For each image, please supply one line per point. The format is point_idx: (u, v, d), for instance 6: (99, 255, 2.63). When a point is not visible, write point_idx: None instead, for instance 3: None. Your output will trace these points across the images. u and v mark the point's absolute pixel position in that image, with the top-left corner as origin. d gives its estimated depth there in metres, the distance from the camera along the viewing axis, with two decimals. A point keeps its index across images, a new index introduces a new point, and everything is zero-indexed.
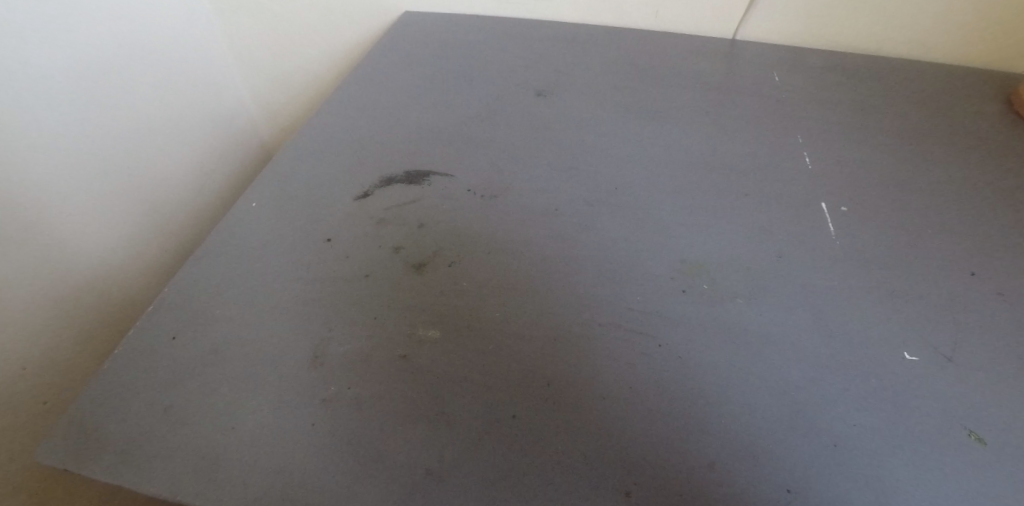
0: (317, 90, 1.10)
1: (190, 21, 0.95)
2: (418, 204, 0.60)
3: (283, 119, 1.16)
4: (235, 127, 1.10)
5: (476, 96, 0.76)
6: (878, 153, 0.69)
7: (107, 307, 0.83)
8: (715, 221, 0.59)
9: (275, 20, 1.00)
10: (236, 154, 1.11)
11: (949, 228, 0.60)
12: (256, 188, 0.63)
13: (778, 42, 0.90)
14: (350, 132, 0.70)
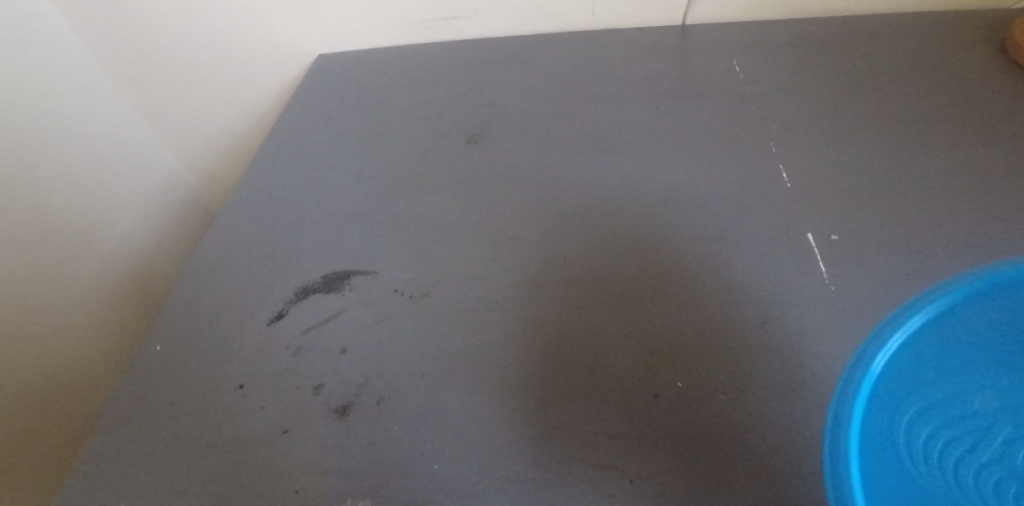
0: (248, 147, 0.92)
1: (68, 85, 0.76)
2: (340, 317, 0.51)
3: (225, 183, 0.95)
4: (167, 202, 0.92)
5: (400, 155, 0.66)
6: (867, 142, 0.59)
7: (53, 403, 0.73)
8: (687, 278, 0.50)
9: (175, 68, 0.81)
10: (172, 231, 0.92)
11: (965, 233, 0.50)
12: (158, 323, 0.54)
13: (735, 20, 0.80)
14: (262, 229, 0.61)
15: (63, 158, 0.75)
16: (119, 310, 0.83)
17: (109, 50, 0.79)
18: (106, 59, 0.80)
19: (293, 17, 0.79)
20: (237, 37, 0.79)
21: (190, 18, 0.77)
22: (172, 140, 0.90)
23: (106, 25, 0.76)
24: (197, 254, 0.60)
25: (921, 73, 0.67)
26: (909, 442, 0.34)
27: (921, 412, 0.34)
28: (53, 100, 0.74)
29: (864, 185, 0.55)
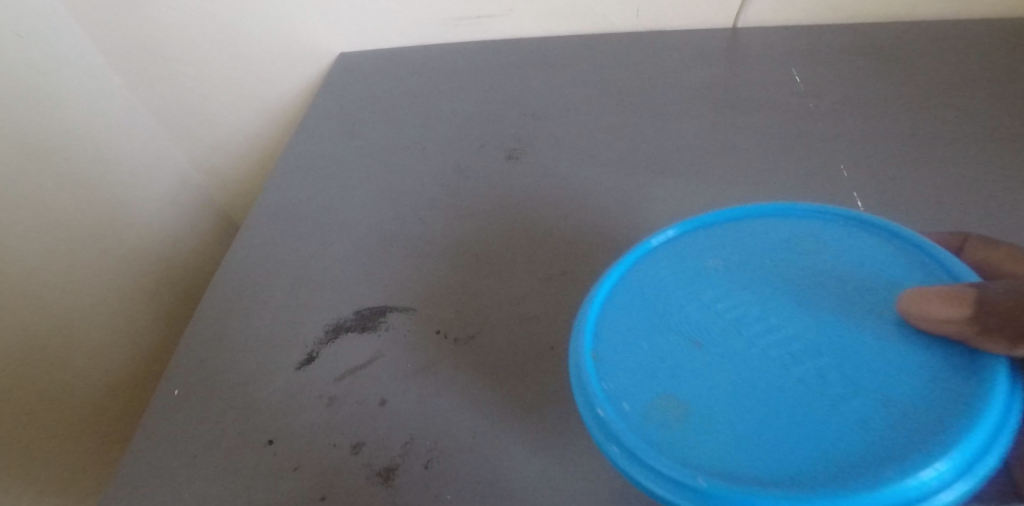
0: (268, 153, 0.87)
1: (81, 84, 0.71)
2: (378, 362, 0.46)
3: (239, 187, 0.90)
4: (182, 207, 0.85)
5: (435, 172, 0.62)
6: (951, 161, 0.54)
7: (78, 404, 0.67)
8: None
9: (191, 68, 0.77)
10: (189, 236, 0.85)
11: None
12: (175, 363, 0.49)
13: (789, 22, 0.74)
14: (287, 253, 0.56)
15: (81, 150, 0.69)
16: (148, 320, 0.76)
17: (120, 45, 0.74)
18: (118, 55, 0.75)
19: (314, 12, 0.75)
20: (259, 32, 0.75)
21: (212, 12, 0.72)
22: (183, 143, 0.85)
23: (120, 17, 0.71)
24: (216, 282, 0.55)
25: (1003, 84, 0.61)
26: (757, 358, 0.33)
27: (758, 326, 0.35)
28: (63, 93, 0.68)
29: (955, 213, 0.50)
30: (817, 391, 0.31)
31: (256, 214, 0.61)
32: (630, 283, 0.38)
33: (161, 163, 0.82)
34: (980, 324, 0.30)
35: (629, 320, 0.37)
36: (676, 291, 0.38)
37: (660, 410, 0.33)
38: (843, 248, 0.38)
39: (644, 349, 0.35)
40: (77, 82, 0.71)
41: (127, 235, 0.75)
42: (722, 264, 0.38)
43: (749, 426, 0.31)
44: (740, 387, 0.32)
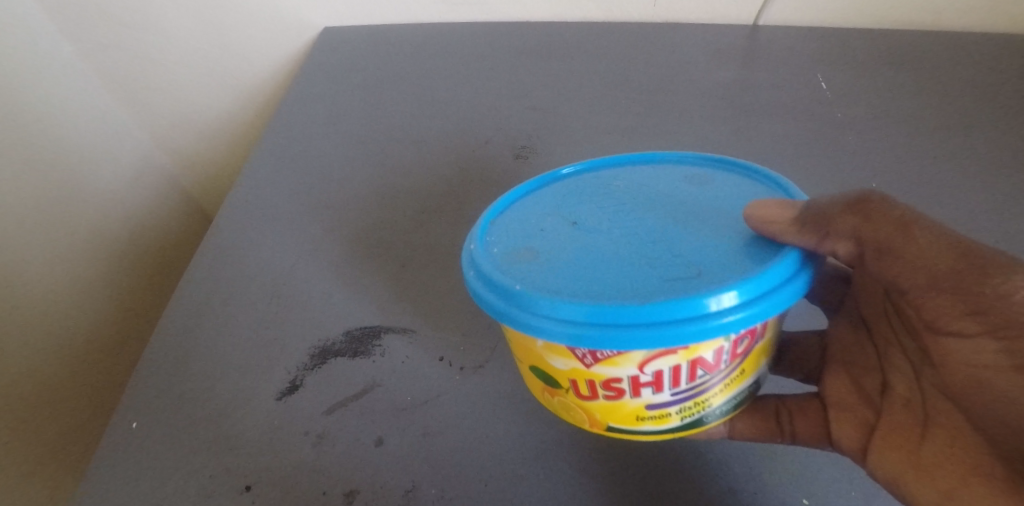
0: (243, 132, 0.81)
1: (30, 46, 0.67)
2: (370, 393, 0.40)
3: (207, 168, 0.84)
4: (143, 184, 0.78)
5: (435, 170, 0.56)
6: (997, 176, 0.50)
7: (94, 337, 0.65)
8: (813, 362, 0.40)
9: (153, 35, 0.73)
10: (155, 215, 0.79)
11: None
12: (136, 388, 0.43)
13: (812, 23, 0.69)
14: (267, 259, 0.50)
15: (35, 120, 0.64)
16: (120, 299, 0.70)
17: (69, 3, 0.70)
18: (64, 13, 0.71)
19: None
20: None
21: None
22: (143, 118, 0.79)
23: None
24: (184, 291, 0.49)
25: None
26: (623, 250, 0.29)
27: (631, 228, 0.30)
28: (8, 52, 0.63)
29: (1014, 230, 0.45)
30: (673, 277, 0.27)
31: (230, 212, 0.55)
32: (530, 199, 0.34)
33: (121, 136, 0.77)
34: (808, 226, 0.28)
35: (521, 217, 0.33)
36: (553, 189, 0.35)
37: (515, 259, 0.29)
38: (732, 185, 0.33)
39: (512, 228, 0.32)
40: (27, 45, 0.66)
41: (92, 214, 0.68)
42: (595, 177, 0.36)
43: (578, 270, 0.28)
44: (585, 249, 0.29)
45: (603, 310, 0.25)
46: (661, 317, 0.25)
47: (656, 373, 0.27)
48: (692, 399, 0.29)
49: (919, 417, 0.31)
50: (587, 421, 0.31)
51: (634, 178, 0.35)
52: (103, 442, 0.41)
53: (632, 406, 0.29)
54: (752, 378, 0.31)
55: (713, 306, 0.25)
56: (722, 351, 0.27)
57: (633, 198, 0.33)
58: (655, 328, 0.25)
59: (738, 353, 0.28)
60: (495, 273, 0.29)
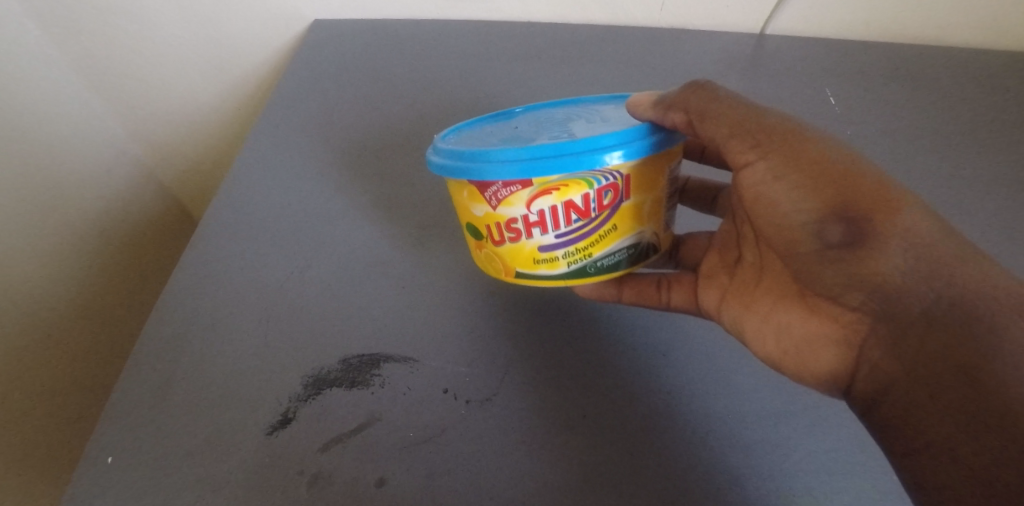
0: (227, 125, 0.77)
1: None
2: (370, 428, 0.39)
3: (188, 163, 0.81)
4: (116, 178, 0.74)
5: (433, 181, 0.53)
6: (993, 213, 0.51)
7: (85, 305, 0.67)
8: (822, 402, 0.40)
9: (129, 23, 0.68)
10: (128, 211, 0.75)
11: None
12: (111, 417, 0.40)
13: (819, 34, 0.68)
14: (254, 275, 0.47)
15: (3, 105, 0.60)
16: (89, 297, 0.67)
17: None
18: None
19: None
20: None
21: None
22: (118, 107, 0.75)
23: None
24: (162, 308, 0.45)
25: None
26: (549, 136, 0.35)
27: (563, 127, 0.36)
28: None
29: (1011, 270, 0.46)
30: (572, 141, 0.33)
31: (212, 220, 0.51)
32: (499, 117, 0.40)
33: (90, 126, 0.72)
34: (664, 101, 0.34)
35: (486, 126, 0.39)
36: (507, 114, 0.40)
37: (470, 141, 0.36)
38: None
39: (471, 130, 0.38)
40: None
41: (66, 212, 0.65)
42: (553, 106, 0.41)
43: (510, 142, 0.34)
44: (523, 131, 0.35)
45: (510, 150, 0.32)
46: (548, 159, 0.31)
47: (542, 212, 0.33)
48: (575, 244, 0.34)
49: (757, 272, 0.36)
50: (498, 269, 0.37)
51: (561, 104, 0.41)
52: (75, 479, 0.38)
53: (528, 246, 0.35)
54: (634, 242, 0.36)
55: (601, 157, 0.31)
56: (598, 198, 0.33)
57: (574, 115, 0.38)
58: (540, 163, 0.31)
59: (605, 204, 0.33)
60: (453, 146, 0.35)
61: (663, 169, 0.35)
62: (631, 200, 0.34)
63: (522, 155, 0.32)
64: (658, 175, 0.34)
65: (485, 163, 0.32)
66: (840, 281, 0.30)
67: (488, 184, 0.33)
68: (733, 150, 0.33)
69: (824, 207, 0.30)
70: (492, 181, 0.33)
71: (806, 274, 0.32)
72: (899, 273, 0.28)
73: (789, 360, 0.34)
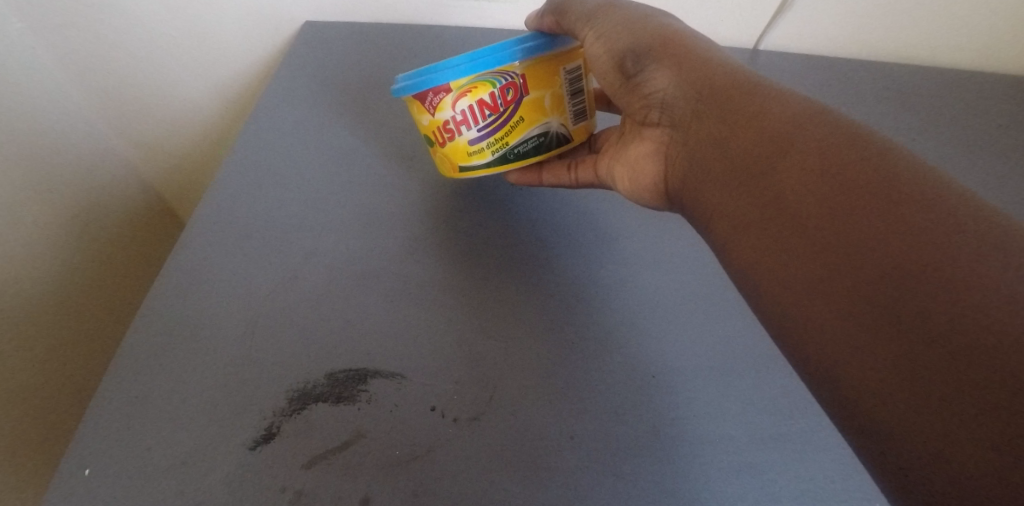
0: (214, 127, 0.77)
1: None
2: (355, 445, 0.38)
3: (175, 164, 0.81)
4: (95, 176, 0.74)
5: (424, 192, 0.53)
6: None
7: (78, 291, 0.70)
8: (805, 424, 0.40)
9: (120, 27, 0.66)
10: (107, 209, 0.76)
11: None
12: (87, 428, 0.39)
13: (811, 52, 0.68)
14: (238, 284, 0.46)
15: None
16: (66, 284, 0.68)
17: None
18: None
19: None
20: None
21: None
22: (104, 109, 0.74)
23: None
24: (144, 314, 0.45)
25: None
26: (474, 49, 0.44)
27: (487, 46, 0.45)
28: None
29: None
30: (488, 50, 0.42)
31: (198, 225, 0.50)
32: None
33: (70, 122, 0.71)
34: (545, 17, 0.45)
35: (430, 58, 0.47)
36: None
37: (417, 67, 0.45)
38: None
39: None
40: None
41: (42, 211, 0.65)
42: None
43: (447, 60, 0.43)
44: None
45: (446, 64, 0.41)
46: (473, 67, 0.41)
47: (464, 111, 0.42)
48: (493, 136, 0.44)
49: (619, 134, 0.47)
50: (445, 167, 0.46)
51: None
52: (50, 489, 0.37)
53: (461, 143, 0.44)
54: (542, 129, 0.45)
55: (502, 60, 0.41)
56: (507, 96, 0.42)
57: None
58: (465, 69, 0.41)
59: (508, 100, 0.42)
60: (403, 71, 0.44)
61: (557, 68, 0.43)
62: (531, 95, 0.43)
63: (460, 64, 0.41)
64: (551, 74, 0.43)
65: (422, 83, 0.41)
66: (640, 107, 0.41)
67: (427, 92, 0.42)
68: (573, 32, 0.43)
69: (617, 49, 0.40)
70: (431, 88, 0.41)
71: (632, 115, 0.42)
72: (674, 89, 0.38)
73: (640, 191, 0.43)
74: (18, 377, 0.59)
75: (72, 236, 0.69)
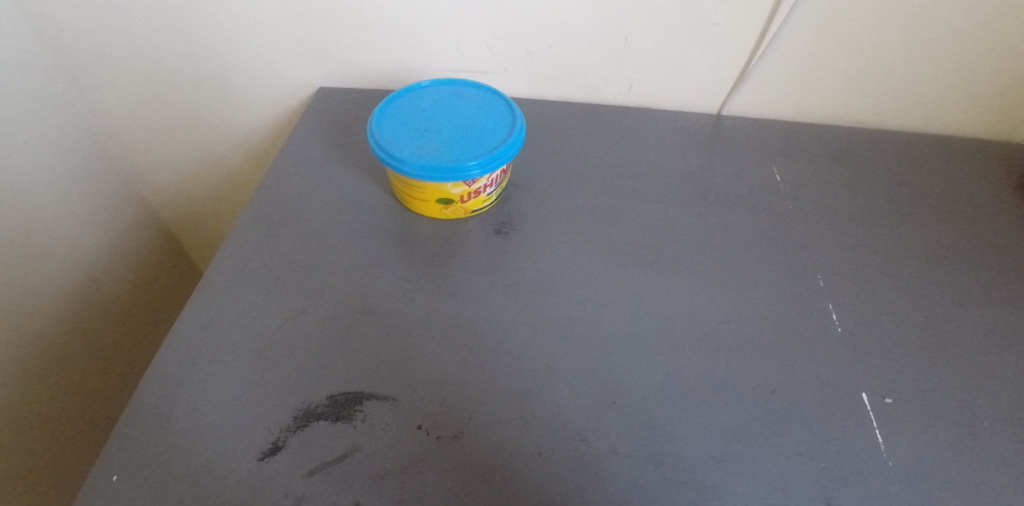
0: (229, 183, 0.92)
1: (32, 95, 0.73)
2: (351, 457, 0.45)
3: (184, 203, 0.96)
4: (108, 219, 0.88)
5: (419, 239, 0.60)
6: (897, 290, 0.59)
7: (99, 308, 0.88)
8: (737, 448, 0.47)
9: (150, 94, 0.79)
10: (120, 247, 0.91)
11: (994, 416, 0.51)
12: (117, 444, 0.45)
13: (769, 116, 0.76)
14: (253, 318, 0.53)
15: (34, 169, 0.74)
16: (76, 308, 0.83)
17: (78, 57, 0.74)
18: (66, 60, 0.75)
19: (293, 44, 0.72)
20: (238, 53, 0.73)
21: (182, 30, 0.71)
22: (129, 156, 0.88)
23: (81, 23, 0.71)
24: (166, 342, 0.51)
25: (960, 213, 0.66)
26: (445, 141, 0.59)
27: (447, 130, 0.60)
28: (20, 109, 0.71)
29: (911, 344, 0.55)
30: (461, 150, 0.57)
31: (217, 266, 0.57)
32: (394, 112, 0.61)
33: (99, 168, 0.86)
34: None
35: (396, 127, 0.60)
36: (398, 109, 0.62)
37: (398, 149, 0.57)
38: (488, 99, 0.64)
39: (395, 141, 0.58)
40: (31, 94, 0.73)
41: (60, 255, 0.79)
42: (420, 96, 0.64)
43: (428, 151, 0.57)
44: (440, 146, 0.58)
45: (503, 159, 0.57)
46: (505, 160, 0.58)
47: (460, 190, 0.58)
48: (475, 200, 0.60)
49: None
50: (436, 213, 0.62)
51: (431, 100, 0.63)
52: (83, 493, 0.43)
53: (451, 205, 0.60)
54: (501, 189, 0.62)
55: (481, 161, 0.56)
56: (497, 177, 0.60)
57: (444, 112, 0.62)
58: (504, 160, 0.57)
59: (492, 180, 0.59)
60: (394, 160, 0.57)
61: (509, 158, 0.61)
62: (503, 175, 0.60)
63: (496, 163, 0.57)
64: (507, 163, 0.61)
65: (469, 168, 0.56)
66: None
67: (456, 183, 0.57)
68: None
69: None
70: (478, 179, 0.57)
71: None
72: None
73: None
74: (43, 379, 0.78)
75: (88, 297, 0.86)
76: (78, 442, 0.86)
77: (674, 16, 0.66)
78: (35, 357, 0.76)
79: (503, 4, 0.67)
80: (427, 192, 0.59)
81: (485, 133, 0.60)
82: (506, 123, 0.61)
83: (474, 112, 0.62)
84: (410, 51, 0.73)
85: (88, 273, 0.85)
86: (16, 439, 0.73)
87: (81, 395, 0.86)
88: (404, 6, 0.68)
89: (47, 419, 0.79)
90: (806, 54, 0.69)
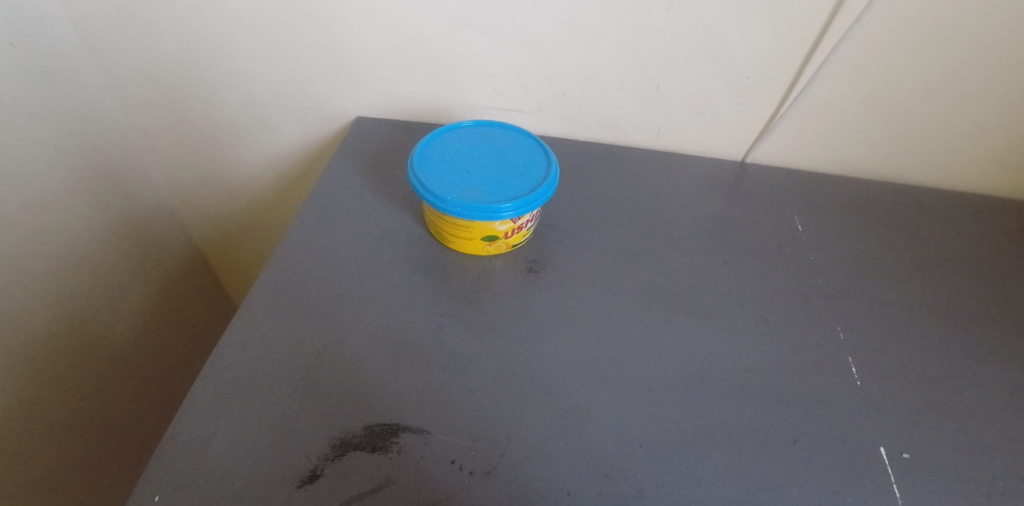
0: (265, 206, 0.94)
1: (78, 112, 0.76)
2: (386, 488, 0.46)
3: (214, 219, 0.98)
4: (140, 235, 0.90)
5: (453, 273, 0.62)
6: (915, 342, 0.60)
7: (129, 322, 0.90)
8: (757, 495, 0.48)
9: (194, 115, 0.82)
10: (151, 262, 0.93)
11: (1011, 474, 0.52)
12: (159, 465, 0.47)
13: (793, 166, 0.78)
14: (290, 345, 0.54)
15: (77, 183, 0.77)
16: (108, 319, 0.85)
17: (127, 79, 0.78)
18: (114, 81, 0.78)
19: (336, 74, 0.75)
20: (283, 81, 0.76)
21: (230, 57, 0.74)
22: (166, 171, 0.90)
23: (132, 46, 0.74)
24: (208, 366, 0.53)
25: (977, 270, 0.68)
26: (479, 181, 0.61)
27: (482, 170, 0.62)
28: (68, 126, 0.75)
29: (930, 399, 0.56)
30: (495, 192, 0.60)
31: (257, 291, 0.59)
32: (433, 148, 0.64)
33: (136, 183, 0.88)
34: None
35: (435, 163, 0.62)
36: (437, 144, 0.64)
37: (435, 186, 0.60)
38: (523, 141, 0.66)
39: (433, 178, 0.60)
40: (77, 112, 0.76)
41: (95, 268, 0.82)
42: (458, 133, 0.66)
43: (462, 190, 0.60)
44: (475, 187, 0.60)
45: (536, 201, 0.59)
46: (536, 201, 0.59)
47: (492, 230, 0.60)
48: (507, 240, 0.62)
49: None
50: (468, 249, 0.63)
51: (469, 138, 0.66)
52: None
53: (483, 243, 0.62)
54: (530, 231, 0.64)
55: (512, 204, 0.58)
56: (531, 217, 0.62)
57: (479, 151, 0.64)
58: (536, 202, 0.59)
59: (523, 223, 0.61)
60: (432, 197, 0.59)
61: None
62: (533, 218, 0.62)
63: (527, 205, 0.59)
64: None
65: (503, 209, 0.58)
66: None
67: (489, 223, 0.59)
68: None
69: None
70: (511, 220, 0.59)
71: None
72: None
73: None
74: (77, 395, 0.80)
75: (119, 313, 0.88)
76: (112, 454, 0.88)
77: (704, 68, 0.69)
78: (71, 372, 0.78)
79: (542, 48, 0.70)
80: (471, 230, 0.61)
81: (519, 176, 0.62)
82: (542, 167, 0.63)
83: (508, 154, 0.64)
84: (449, 88, 0.75)
85: (120, 291, 0.87)
86: (54, 455, 0.76)
87: (112, 410, 0.88)
88: (447, 45, 0.71)
89: (80, 434, 0.81)
90: (831, 109, 0.71)
